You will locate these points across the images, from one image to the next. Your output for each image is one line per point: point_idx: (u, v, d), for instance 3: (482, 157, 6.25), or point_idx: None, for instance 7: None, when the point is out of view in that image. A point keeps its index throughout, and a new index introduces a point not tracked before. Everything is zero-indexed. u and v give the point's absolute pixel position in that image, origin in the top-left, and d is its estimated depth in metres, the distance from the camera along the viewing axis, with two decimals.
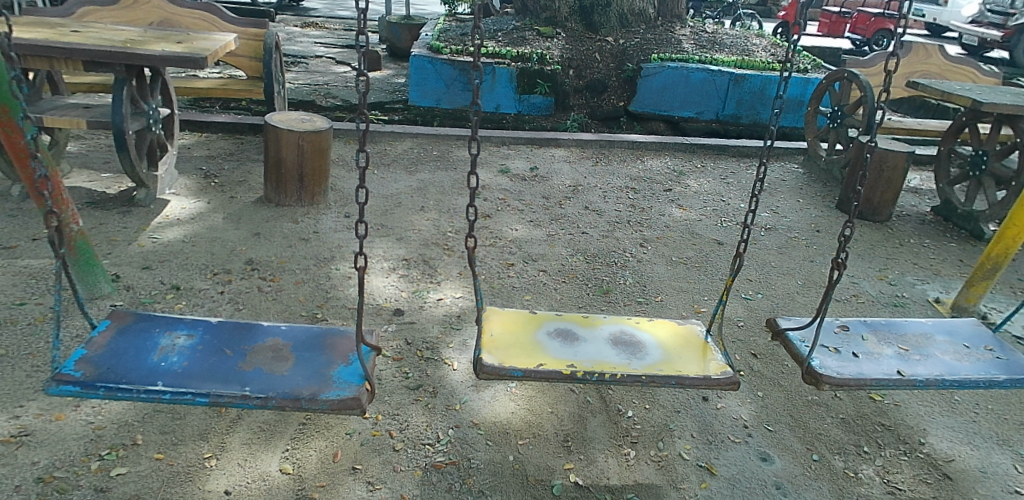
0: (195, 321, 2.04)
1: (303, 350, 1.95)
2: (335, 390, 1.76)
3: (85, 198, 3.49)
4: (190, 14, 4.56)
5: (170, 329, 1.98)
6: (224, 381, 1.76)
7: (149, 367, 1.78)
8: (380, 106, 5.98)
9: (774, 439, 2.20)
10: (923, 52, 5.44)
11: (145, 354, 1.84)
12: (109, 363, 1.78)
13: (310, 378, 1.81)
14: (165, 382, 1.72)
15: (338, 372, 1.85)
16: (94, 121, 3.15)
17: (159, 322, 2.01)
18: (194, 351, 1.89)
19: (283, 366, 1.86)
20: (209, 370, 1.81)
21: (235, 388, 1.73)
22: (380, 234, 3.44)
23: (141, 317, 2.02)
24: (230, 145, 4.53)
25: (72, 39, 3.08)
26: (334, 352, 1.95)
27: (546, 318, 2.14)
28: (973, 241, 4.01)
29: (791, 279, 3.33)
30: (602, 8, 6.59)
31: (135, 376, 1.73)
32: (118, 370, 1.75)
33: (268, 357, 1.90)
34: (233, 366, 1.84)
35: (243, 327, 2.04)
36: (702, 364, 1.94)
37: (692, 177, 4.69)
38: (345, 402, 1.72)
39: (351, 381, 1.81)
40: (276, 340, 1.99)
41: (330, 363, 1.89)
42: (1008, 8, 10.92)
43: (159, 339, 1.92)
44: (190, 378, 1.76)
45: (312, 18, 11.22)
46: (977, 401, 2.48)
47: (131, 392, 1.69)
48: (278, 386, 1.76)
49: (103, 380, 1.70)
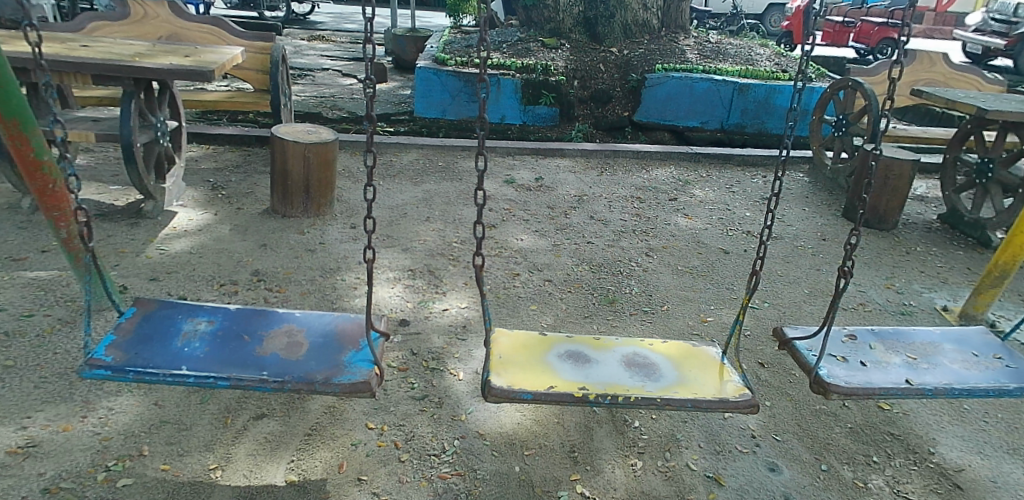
0: (215, 309, 2.06)
1: (317, 337, 1.96)
2: (347, 374, 1.76)
3: (94, 211, 3.52)
4: (199, 28, 4.65)
5: (192, 316, 2.00)
6: (242, 365, 1.78)
7: (174, 352, 1.80)
8: (386, 118, 6.02)
9: (782, 449, 2.18)
10: (927, 60, 5.45)
11: (169, 340, 1.86)
12: (136, 348, 1.79)
13: (323, 363, 1.82)
14: (189, 366, 1.74)
15: (349, 358, 1.85)
16: (103, 135, 3.18)
17: (182, 310, 2.03)
18: (215, 337, 1.91)
19: (298, 352, 1.87)
20: (229, 355, 1.82)
21: (253, 372, 1.74)
22: (386, 244, 3.46)
23: (164, 305, 2.04)
24: (237, 157, 4.57)
25: (81, 54, 3.12)
26: (346, 339, 1.96)
27: (557, 339, 2.14)
28: (980, 249, 3.99)
29: (798, 287, 3.32)
30: (606, 20, 6.65)
31: (161, 360, 1.75)
32: (145, 354, 1.77)
33: (283, 343, 1.91)
34: (251, 351, 1.85)
35: (260, 316, 2.06)
36: (718, 385, 1.92)
37: (697, 186, 4.69)
38: (356, 385, 1.72)
39: (362, 365, 1.82)
40: (292, 327, 2.01)
41: (342, 349, 1.90)
42: (1011, 15, 10.93)
43: (182, 326, 1.94)
44: (212, 362, 1.77)
45: (320, 31, 11.35)
46: (986, 410, 2.45)
47: (157, 376, 1.70)
48: (294, 371, 1.77)
49: (131, 364, 1.72)
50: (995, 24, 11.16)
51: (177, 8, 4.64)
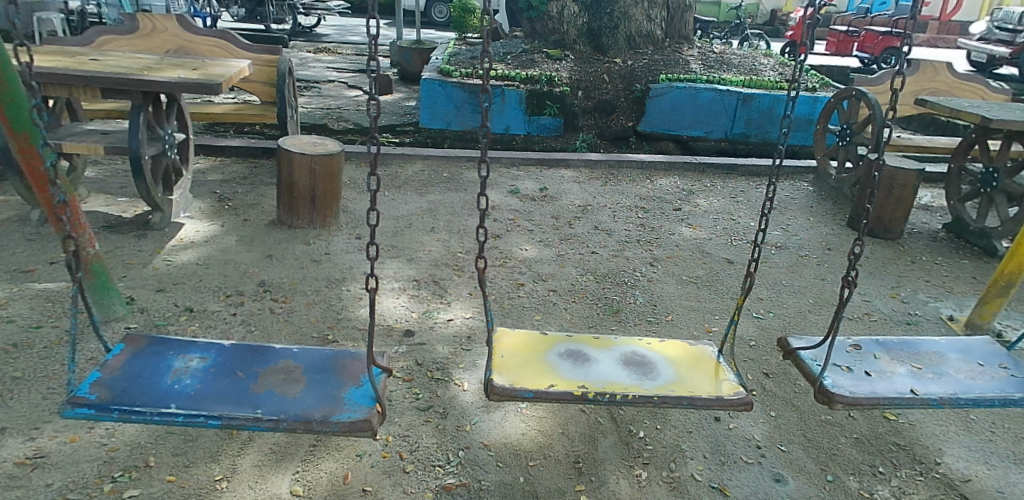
0: (209, 344, 2.06)
1: (315, 372, 1.97)
2: (346, 412, 1.77)
3: (103, 222, 3.55)
4: (206, 41, 4.70)
5: (183, 352, 2.00)
6: (235, 403, 1.78)
7: (163, 389, 1.81)
8: (392, 129, 6.07)
9: (787, 459, 2.18)
10: (931, 70, 5.46)
11: (159, 377, 1.87)
12: (124, 386, 1.80)
13: (321, 400, 1.83)
14: (178, 405, 1.75)
15: (349, 395, 1.86)
16: (111, 147, 3.21)
17: (173, 346, 2.03)
18: (207, 374, 1.91)
19: (294, 388, 1.88)
20: (222, 392, 1.83)
21: (247, 410, 1.75)
22: (391, 255, 3.48)
23: (155, 341, 2.04)
24: (244, 169, 4.60)
25: (90, 68, 3.17)
26: (345, 374, 1.97)
27: (556, 340, 2.14)
28: (987, 258, 3.97)
29: (803, 297, 3.31)
30: (610, 31, 6.68)
31: (149, 399, 1.76)
32: (132, 392, 1.78)
33: (280, 379, 1.92)
34: (244, 388, 1.86)
35: (255, 350, 2.06)
36: (714, 384, 1.92)
37: (702, 196, 4.70)
38: (356, 424, 1.73)
39: (362, 402, 1.82)
40: (289, 362, 2.01)
41: (342, 385, 1.91)
42: (1016, 24, 10.91)
43: (172, 362, 1.95)
44: (203, 400, 1.78)
45: (325, 44, 11.43)
46: (992, 420, 2.44)
47: (145, 415, 1.71)
48: (290, 408, 1.78)
49: (116, 402, 1.73)
50: (1001, 33, 11.20)
51: (184, 21, 4.70)
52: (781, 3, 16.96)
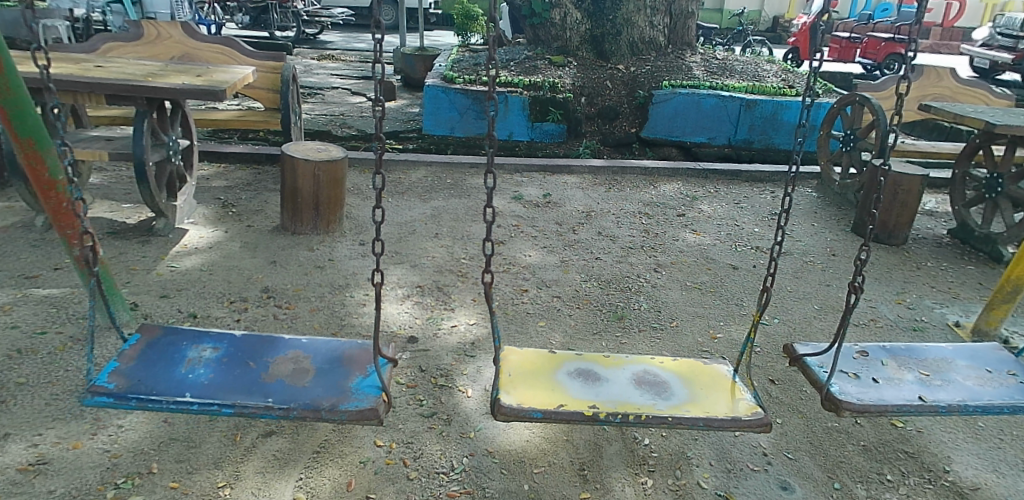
0: (221, 335, 2.06)
1: (324, 362, 1.96)
2: (354, 401, 1.76)
3: (107, 228, 3.56)
4: (210, 49, 4.73)
5: (196, 342, 2.00)
6: (247, 392, 1.78)
7: (179, 379, 1.81)
8: (396, 136, 6.11)
9: (794, 467, 2.16)
10: (934, 75, 5.45)
11: (173, 366, 1.86)
12: (140, 375, 1.80)
13: (330, 389, 1.82)
14: (193, 393, 1.74)
15: (356, 383, 1.85)
16: (116, 153, 3.22)
17: (187, 335, 2.03)
18: (220, 363, 1.91)
19: (305, 378, 1.88)
20: (234, 382, 1.83)
21: (259, 399, 1.75)
22: (395, 261, 3.48)
23: (169, 331, 2.04)
24: (248, 175, 4.61)
25: (95, 74, 3.19)
26: (352, 364, 1.96)
27: (567, 358, 2.12)
28: (992, 264, 3.95)
29: (808, 303, 3.30)
30: (613, 38, 6.69)
31: (165, 387, 1.76)
32: (148, 382, 1.78)
33: (290, 369, 1.91)
34: (256, 377, 1.85)
35: (266, 340, 2.06)
36: (730, 404, 1.91)
37: (705, 202, 4.69)
38: (364, 412, 1.72)
39: (369, 392, 1.82)
40: (298, 353, 2.00)
41: (349, 375, 1.90)
42: (1019, 30, 10.81)
43: (186, 352, 1.94)
44: (216, 389, 1.78)
45: (329, 51, 11.48)
46: (1000, 427, 2.42)
47: (161, 403, 1.70)
48: (301, 397, 1.78)
49: (134, 391, 1.72)
50: (1003, 38, 11.17)
51: (187, 29, 4.73)
52: (784, 9, 16.91)
